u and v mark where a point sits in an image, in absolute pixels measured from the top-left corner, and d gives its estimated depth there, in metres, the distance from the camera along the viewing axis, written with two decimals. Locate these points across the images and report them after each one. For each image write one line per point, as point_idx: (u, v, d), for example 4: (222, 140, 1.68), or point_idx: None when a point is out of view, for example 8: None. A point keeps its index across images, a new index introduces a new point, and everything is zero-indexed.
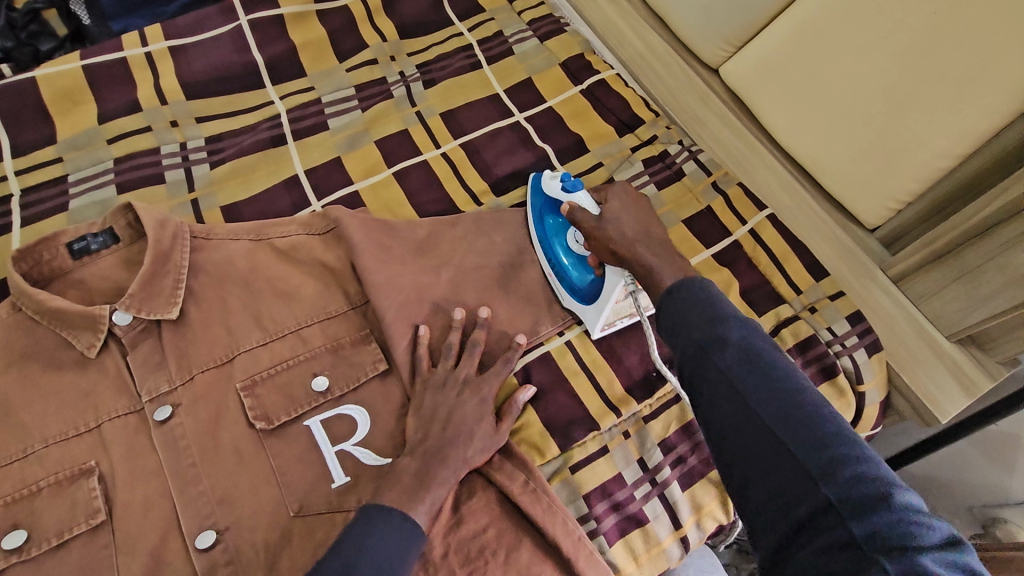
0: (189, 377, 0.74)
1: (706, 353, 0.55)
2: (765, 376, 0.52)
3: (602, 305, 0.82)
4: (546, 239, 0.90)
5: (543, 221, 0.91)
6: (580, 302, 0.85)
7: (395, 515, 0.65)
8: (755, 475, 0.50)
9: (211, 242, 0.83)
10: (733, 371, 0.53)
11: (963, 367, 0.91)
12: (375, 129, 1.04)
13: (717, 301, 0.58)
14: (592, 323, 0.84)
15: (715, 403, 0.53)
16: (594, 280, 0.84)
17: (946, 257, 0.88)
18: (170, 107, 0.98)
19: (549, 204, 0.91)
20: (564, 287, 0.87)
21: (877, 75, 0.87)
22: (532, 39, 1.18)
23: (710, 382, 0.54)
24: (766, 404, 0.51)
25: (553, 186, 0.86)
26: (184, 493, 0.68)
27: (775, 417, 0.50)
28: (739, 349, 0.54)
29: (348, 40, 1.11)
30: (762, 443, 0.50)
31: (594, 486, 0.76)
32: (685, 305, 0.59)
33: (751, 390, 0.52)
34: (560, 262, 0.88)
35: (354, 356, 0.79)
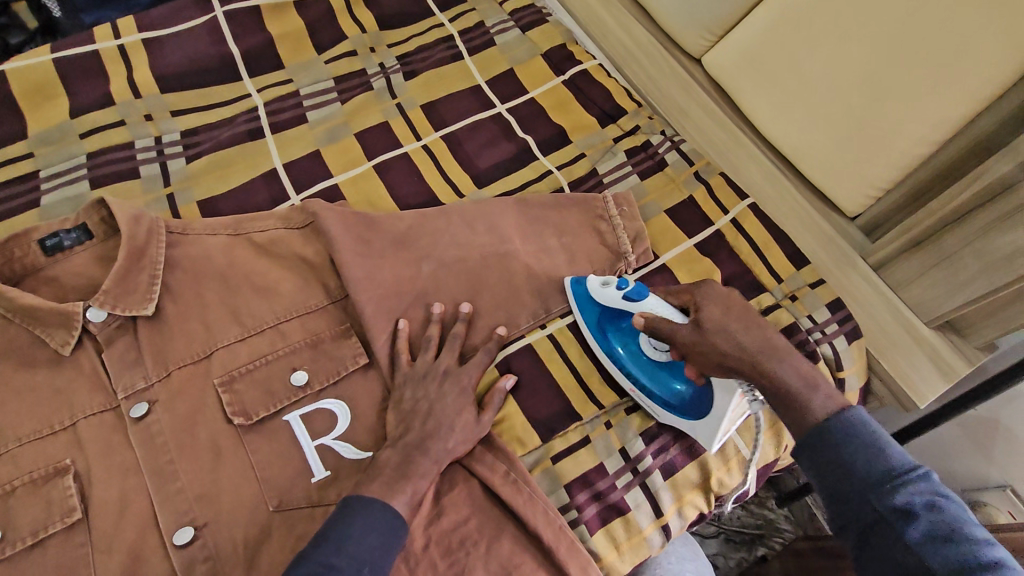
0: (165, 374, 0.74)
1: (812, 429, 0.63)
2: (863, 450, 0.59)
3: (719, 420, 0.74)
4: (619, 355, 0.81)
5: (606, 334, 0.82)
6: (683, 418, 0.77)
7: (382, 508, 0.65)
8: (863, 543, 0.56)
9: (188, 238, 0.82)
10: (836, 447, 0.60)
11: (942, 352, 0.92)
12: (355, 122, 1.03)
13: (811, 380, 0.67)
14: (708, 440, 0.76)
15: (822, 476, 0.61)
16: (695, 388, 0.76)
17: (925, 244, 0.89)
18: (144, 101, 0.96)
19: (608, 314, 0.83)
20: (657, 402, 0.79)
21: (855, 63, 0.87)
22: (514, 29, 1.17)
23: (813, 454, 0.62)
24: (867, 476, 0.58)
25: (610, 294, 0.80)
26: (162, 490, 0.67)
27: (875, 489, 0.57)
28: (840, 426, 0.62)
29: (326, 31, 1.10)
30: (862, 511, 0.57)
31: (575, 476, 0.77)
32: (790, 389, 0.68)
33: (850, 462, 0.59)
34: (645, 384, 0.79)
35: (334, 350, 0.79)
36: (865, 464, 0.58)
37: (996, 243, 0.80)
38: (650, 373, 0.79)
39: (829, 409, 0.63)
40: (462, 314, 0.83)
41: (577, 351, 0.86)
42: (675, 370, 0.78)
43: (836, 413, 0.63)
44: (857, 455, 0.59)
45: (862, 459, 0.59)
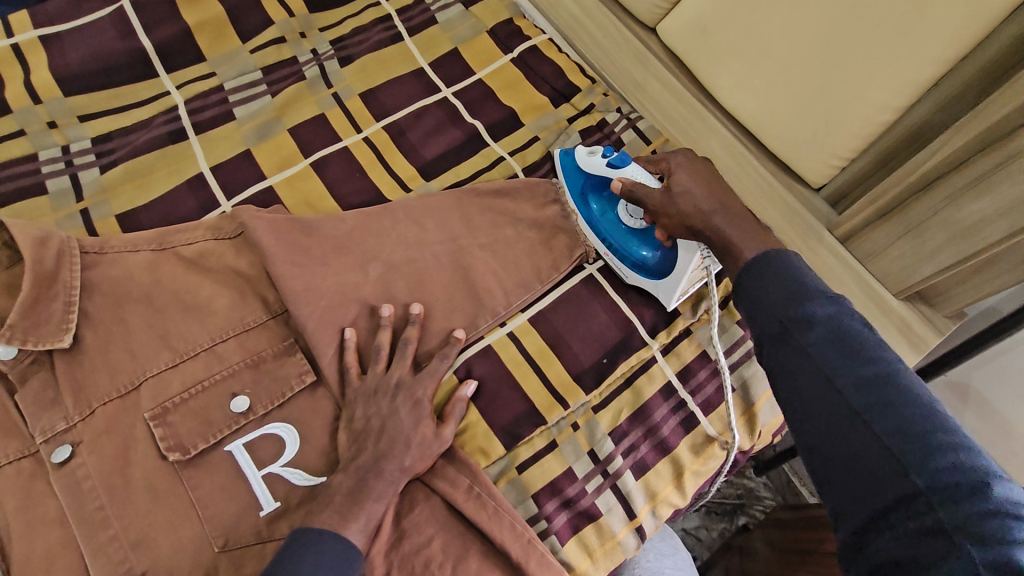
0: (89, 412, 0.67)
1: (760, 286, 0.58)
2: (812, 302, 0.55)
3: (678, 279, 0.79)
4: (596, 218, 0.86)
5: (587, 200, 0.87)
6: (648, 277, 0.82)
7: (334, 541, 0.61)
8: (794, 391, 0.53)
9: (106, 257, 0.75)
10: (782, 301, 0.56)
11: (912, 323, 0.91)
12: (287, 116, 0.95)
13: (774, 251, 0.61)
14: (667, 298, 0.82)
15: (764, 327, 0.57)
16: (660, 253, 0.80)
17: (891, 214, 0.86)
18: (45, 106, 0.87)
19: (592, 182, 0.87)
20: (626, 264, 0.83)
21: (813, 26, 0.82)
22: (456, 5, 1.09)
23: (761, 312, 0.57)
24: (810, 325, 0.54)
25: (595, 162, 0.84)
26: (93, 540, 0.62)
27: (815, 338, 0.53)
28: (790, 284, 0.57)
29: (250, 17, 1.01)
30: (805, 367, 0.53)
31: (543, 484, 0.73)
32: (757, 256, 0.61)
33: (795, 313, 0.55)
34: (617, 247, 0.83)
35: (277, 370, 0.73)
36: (811, 316, 0.54)
37: (964, 210, 0.77)
38: (623, 238, 0.83)
39: (782, 271, 0.58)
40: (411, 322, 0.77)
41: (540, 348, 0.81)
42: (648, 236, 0.81)
43: (785, 269, 0.58)
44: (806, 308, 0.55)
45: (808, 312, 0.54)
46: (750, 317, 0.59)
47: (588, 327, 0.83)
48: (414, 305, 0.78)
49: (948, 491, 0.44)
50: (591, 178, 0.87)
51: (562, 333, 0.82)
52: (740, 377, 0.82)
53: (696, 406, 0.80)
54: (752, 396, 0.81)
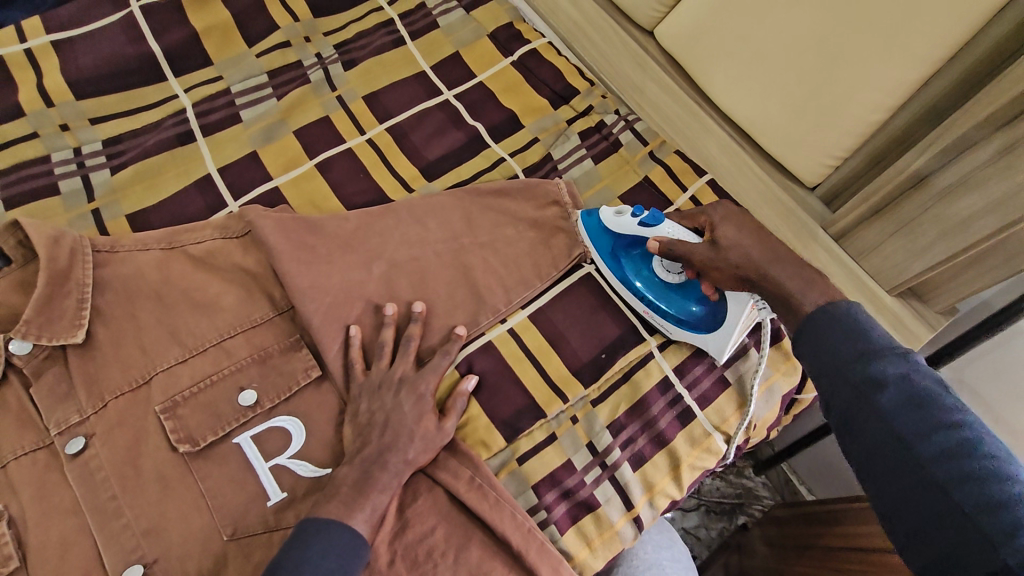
0: (101, 405, 0.69)
1: (829, 345, 0.60)
2: (884, 363, 0.56)
3: (732, 328, 0.78)
4: (633, 280, 0.84)
5: (619, 260, 0.85)
6: (694, 332, 0.81)
7: (339, 529, 0.63)
8: (873, 456, 0.55)
9: (118, 256, 0.77)
10: (853, 361, 0.58)
11: (905, 319, 0.92)
12: (293, 118, 0.97)
13: (840, 303, 0.62)
14: (717, 351, 0.81)
15: (835, 388, 0.58)
16: (708, 306, 0.80)
17: (884, 212, 0.88)
18: (58, 109, 0.89)
19: (621, 242, 0.85)
20: (671, 322, 0.82)
21: (806, 28, 0.84)
22: (458, 10, 1.12)
23: (829, 372, 0.59)
24: (884, 389, 0.55)
25: (626, 222, 0.82)
26: (106, 529, 0.64)
27: (891, 401, 0.55)
28: (859, 344, 0.58)
29: (256, 22, 1.03)
30: (881, 432, 0.54)
31: (543, 476, 0.75)
32: (816, 310, 0.63)
33: (867, 375, 0.56)
34: (660, 305, 0.82)
35: (283, 365, 0.75)
36: (884, 377, 0.56)
37: (955, 207, 0.79)
38: (666, 297, 0.82)
39: (849, 327, 0.60)
40: (415, 318, 0.79)
41: (540, 345, 0.83)
42: (688, 290, 0.81)
43: (854, 327, 0.59)
44: (876, 369, 0.56)
45: (879, 372, 0.56)
46: (814, 374, 0.61)
47: (587, 324, 0.85)
48: (417, 303, 0.80)
49: None
50: (618, 237, 0.85)
51: (561, 329, 0.84)
52: (736, 372, 0.84)
53: (692, 399, 0.81)
54: (748, 390, 0.83)
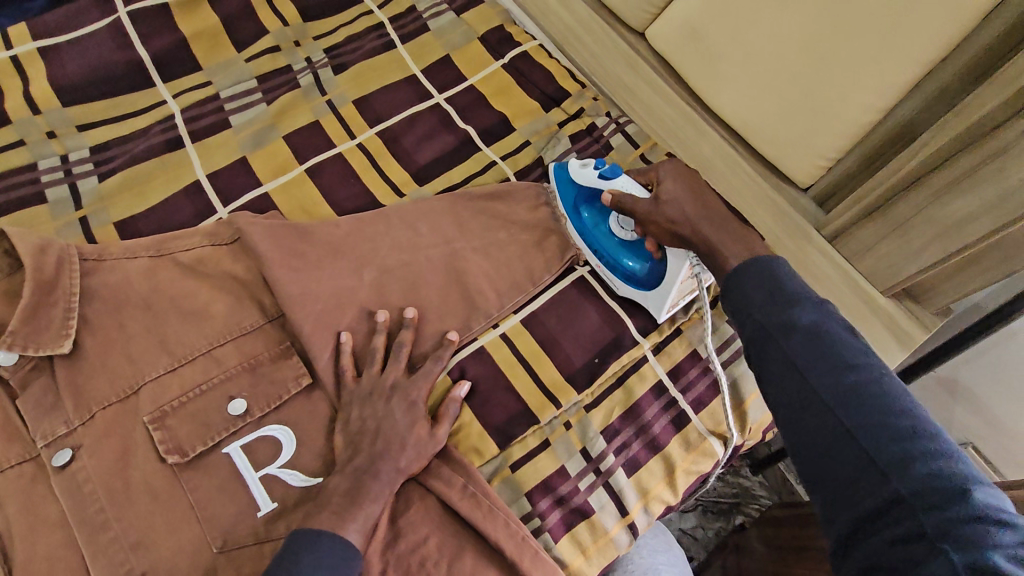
0: (89, 416, 0.68)
1: (752, 296, 0.62)
2: (801, 310, 0.58)
3: (666, 291, 0.80)
4: (586, 224, 0.86)
5: (580, 210, 0.86)
6: (639, 289, 0.83)
7: (334, 540, 0.62)
8: (785, 398, 0.56)
9: (105, 264, 0.77)
10: (771, 309, 0.60)
11: (899, 321, 0.92)
12: (282, 123, 0.96)
13: (765, 260, 0.65)
14: (656, 308, 0.82)
15: (755, 335, 0.60)
16: (651, 264, 0.81)
17: (877, 213, 0.88)
18: (44, 116, 0.88)
19: (584, 193, 0.86)
20: (616, 274, 0.84)
21: (798, 29, 0.84)
22: (449, 13, 1.11)
23: (750, 320, 0.61)
24: (800, 333, 0.57)
25: (587, 174, 0.83)
26: (94, 542, 0.63)
27: (804, 344, 0.56)
28: (779, 295, 0.60)
29: (245, 27, 1.02)
30: (791, 372, 0.56)
31: (536, 482, 0.75)
32: (743, 263, 0.66)
33: (783, 321, 0.58)
34: (607, 255, 0.84)
35: (273, 373, 0.74)
36: (798, 322, 0.57)
37: (948, 208, 0.79)
38: (615, 250, 0.83)
39: (772, 283, 0.62)
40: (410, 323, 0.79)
41: (532, 349, 0.82)
42: (638, 248, 0.82)
43: (776, 282, 0.62)
44: (791, 315, 0.58)
45: (797, 319, 0.58)
46: (739, 323, 0.63)
47: (579, 328, 0.84)
48: (409, 309, 0.79)
49: (927, 497, 0.46)
50: (583, 188, 0.86)
51: (554, 333, 0.84)
52: (730, 375, 0.83)
53: (686, 403, 0.81)
54: (743, 393, 0.82)
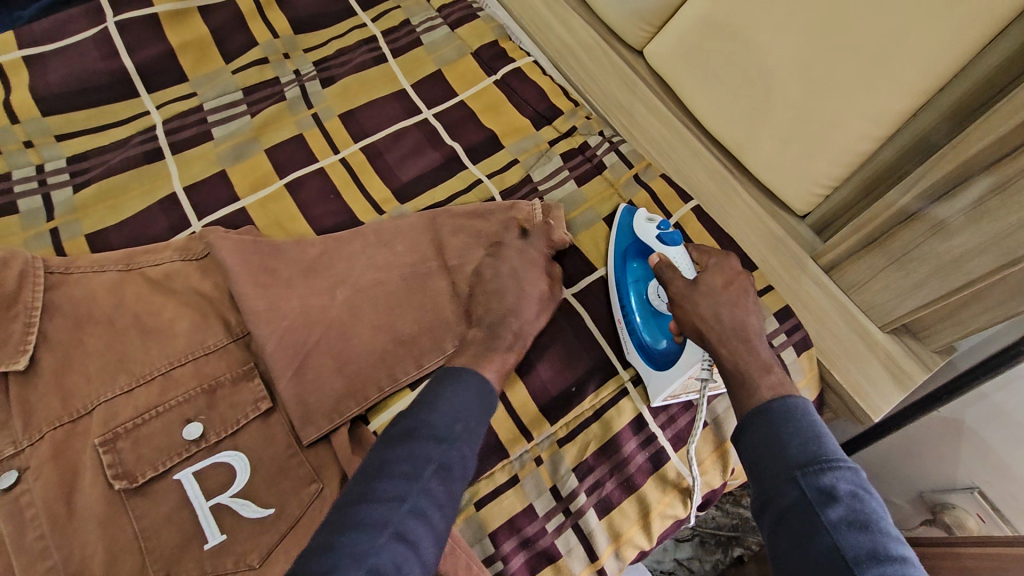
0: (39, 436, 0.66)
1: (780, 440, 0.56)
2: (836, 475, 0.52)
3: (674, 376, 0.74)
4: (623, 282, 0.83)
5: (626, 263, 0.84)
6: (646, 363, 0.78)
7: (477, 376, 0.67)
8: (801, 561, 0.49)
9: (71, 277, 0.76)
10: (803, 464, 0.53)
11: (897, 358, 0.86)
12: (265, 136, 0.95)
13: (793, 400, 0.59)
14: (654, 393, 0.76)
15: (778, 492, 0.53)
16: (671, 347, 0.77)
17: (874, 245, 0.83)
18: (24, 126, 0.87)
19: (638, 246, 0.84)
20: (632, 339, 0.79)
21: (791, 51, 0.80)
22: (442, 27, 1.09)
23: (770, 471, 0.55)
24: (835, 503, 0.50)
25: (647, 230, 0.80)
26: (29, 571, 0.60)
27: (837, 518, 0.49)
28: (812, 447, 0.54)
29: (235, 39, 1.02)
30: (818, 538, 0.49)
31: (501, 522, 0.70)
32: (770, 402, 0.60)
33: (818, 483, 0.52)
34: (632, 319, 0.80)
35: (232, 396, 0.72)
36: (834, 489, 0.51)
37: (947, 244, 0.74)
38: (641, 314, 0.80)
39: (803, 428, 0.56)
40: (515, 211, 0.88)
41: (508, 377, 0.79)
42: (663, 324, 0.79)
43: (809, 431, 0.56)
44: (827, 479, 0.52)
45: (832, 484, 0.51)
46: (755, 465, 0.56)
47: (559, 357, 0.81)
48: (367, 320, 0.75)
49: None
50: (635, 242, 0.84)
51: (531, 361, 0.80)
52: (711, 413, 0.79)
53: (666, 440, 0.76)
54: (725, 433, 0.78)
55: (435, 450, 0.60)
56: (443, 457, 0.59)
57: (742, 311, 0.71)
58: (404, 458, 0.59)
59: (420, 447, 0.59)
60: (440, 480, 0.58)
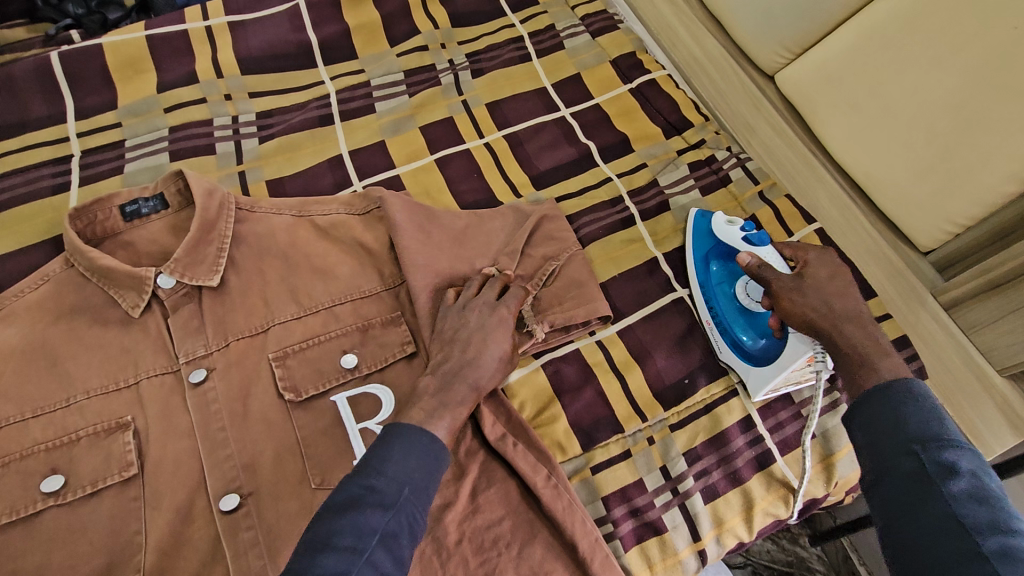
0: (225, 344, 0.76)
1: (899, 416, 0.58)
2: (957, 453, 0.54)
3: (774, 373, 0.77)
4: (709, 285, 0.87)
5: (709, 266, 0.88)
6: (743, 361, 0.81)
7: (432, 439, 0.63)
8: (913, 522, 0.52)
9: (255, 215, 0.84)
10: (923, 439, 0.55)
11: (1014, 404, 0.86)
12: (420, 115, 1.04)
13: (915, 385, 0.61)
14: (755, 388, 0.80)
15: (895, 463, 0.56)
16: (768, 343, 0.79)
17: (1003, 288, 0.84)
18: (225, 81, 1.01)
19: (719, 249, 0.88)
20: (726, 339, 0.83)
21: (947, 89, 0.83)
22: (584, 35, 1.17)
23: (886, 443, 0.57)
24: (956, 476, 0.52)
25: (732, 232, 0.84)
26: (212, 456, 0.70)
27: (957, 489, 0.51)
28: (932, 426, 0.56)
29: (400, 25, 1.12)
30: (934, 503, 0.51)
31: (614, 489, 0.76)
32: (890, 381, 0.62)
33: (938, 457, 0.54)
34: (723, 320, 0.84)
35: (382, 337, 0.80)
36: (954, 464, 0.53)
37: None
38: (732, 315, 0.83)
39: (925, 410, 0.58)
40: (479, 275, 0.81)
41: (626, 360, 0.84)
42: (756, 322, 0.81)
43: (929, 412, 0.58)
44: (948, 455, 0.54)
45: (952, 460, 0.53)
46: (870, 435, 0.59)
47: (674, 349, 0.86)
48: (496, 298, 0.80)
49: None
50: (718, 243, 0.88)
51: (648, 350, 0.85)
52: (822, 426, 0.82)
53: (774, 443, 0.80)
54: (833, 446, 0.80)
55: (377, 515, 0.55)
56: (405, 523, 0.57)
57: (850, 299, 0.73)
58: (374, 517, 0.55)
59: (367, 517, 0.55)
60: (405, 541, 0.56)
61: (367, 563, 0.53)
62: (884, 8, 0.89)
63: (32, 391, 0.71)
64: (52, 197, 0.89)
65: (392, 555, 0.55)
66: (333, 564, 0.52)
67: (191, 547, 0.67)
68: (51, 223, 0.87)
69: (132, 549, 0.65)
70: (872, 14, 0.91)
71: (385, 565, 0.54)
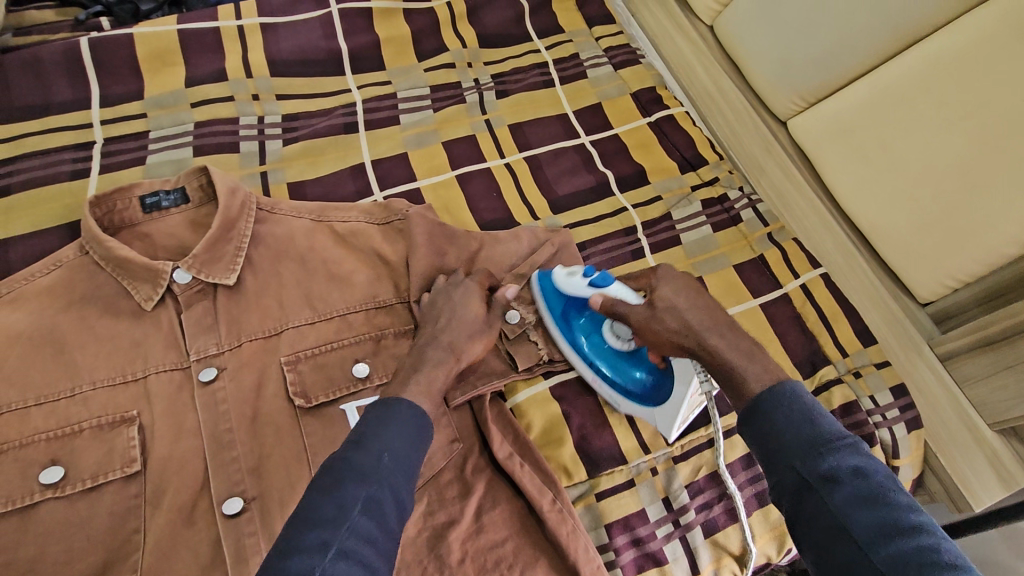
0: (237, 344, 0.75)
1: (777, 432, 0.56)
2: (836, 456, 0.53)
3: (676, 405, 0.74)
4: (582, 345, 0.81)
5: (570, 323, 0.82)
6: (644, 406, 0.78)
7: (415, 408, 0.62)
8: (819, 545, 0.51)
9: (275, 216, 0.84)
10: (803, 451, 0.54)
11: (1004, 458, 0.89)
12: (443, 131, 1.06)
13: (785, 388, 0.59)
14: (666, 428, 0.77)
15: (784, 482, 0.54)
16: (655, 375, 0.77)
17: (998, 344, 0.86)
18: (254, 81, 1.02)
19: (572, 304, 0.81)
20: (616, 391, 0.80)
21: (952, 151, 0.87)
22: (607, 66, 1.20)
23: (774, 469, 0.55)
24: (838, 486, 0.51)
25: (574, 284, 0.77)
26: (218, 457, 0.69)
27: (846, 499, 0.50)
28: (807, 431, 0.55)
29: (429, 41, 1.14)
30: (829, 522, 0.50)
31: (616, 517, 0.76)
32: (760, 392, 0.60)
33: (819, 471, 0.52)
34: (606, 373, 0.80)
35: (395, 349, 0.80)
36: (835, 472, 0.52)
37: None
38: (614, 365, 0.79)
39: (798, 417, 0.56)
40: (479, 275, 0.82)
41: None
42: (636, 356, 0.78)
43: (803, 418, 0.56)
44: (827, 463, 0.53)
45: (831, 467, 0.52)
46: (760, 458, 0.57)
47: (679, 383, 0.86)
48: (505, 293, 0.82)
49: None
50: (570, 299, 0.81)
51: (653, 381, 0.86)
52: None
53: None
54: None
55: (360, 486, 0.54)
56: (389, 490, 0.55)
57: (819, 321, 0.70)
58: (356, 488, 0.53)
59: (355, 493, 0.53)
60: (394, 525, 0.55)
61: (351, 534, 0.50)
62: (898, 68, 0.93)
63: (36, 377, 0.69)
64: (70, 181, 0.88)
65: (376, 522, 0.53)
66: (312, 537, 0.49)
67: (190, 549, 0.66)
68: (69, 208, 0.86)
69: (130, 547, 0.64)
70: (886, 72, 0.95)
71: (373, 532, 0.52)
